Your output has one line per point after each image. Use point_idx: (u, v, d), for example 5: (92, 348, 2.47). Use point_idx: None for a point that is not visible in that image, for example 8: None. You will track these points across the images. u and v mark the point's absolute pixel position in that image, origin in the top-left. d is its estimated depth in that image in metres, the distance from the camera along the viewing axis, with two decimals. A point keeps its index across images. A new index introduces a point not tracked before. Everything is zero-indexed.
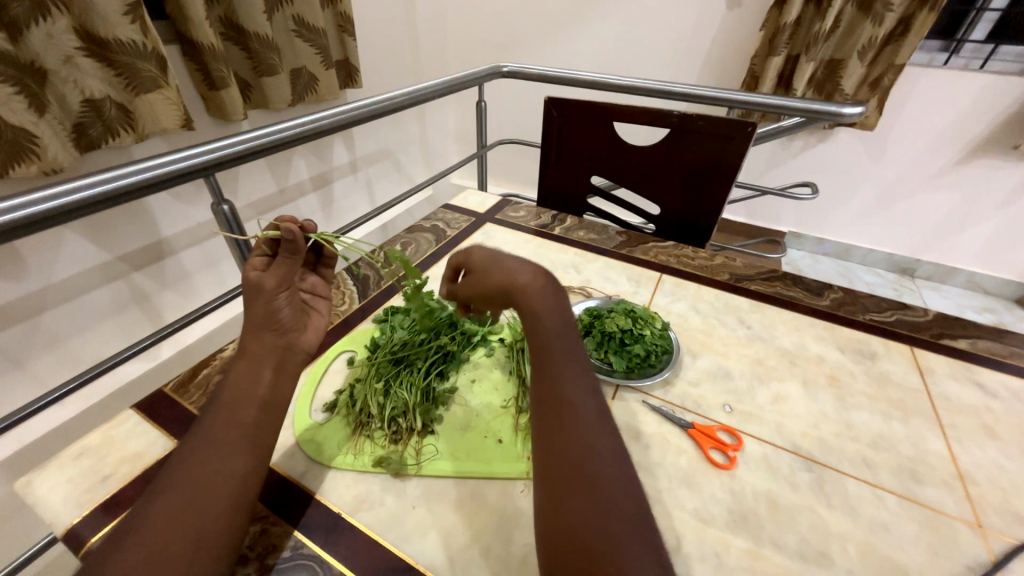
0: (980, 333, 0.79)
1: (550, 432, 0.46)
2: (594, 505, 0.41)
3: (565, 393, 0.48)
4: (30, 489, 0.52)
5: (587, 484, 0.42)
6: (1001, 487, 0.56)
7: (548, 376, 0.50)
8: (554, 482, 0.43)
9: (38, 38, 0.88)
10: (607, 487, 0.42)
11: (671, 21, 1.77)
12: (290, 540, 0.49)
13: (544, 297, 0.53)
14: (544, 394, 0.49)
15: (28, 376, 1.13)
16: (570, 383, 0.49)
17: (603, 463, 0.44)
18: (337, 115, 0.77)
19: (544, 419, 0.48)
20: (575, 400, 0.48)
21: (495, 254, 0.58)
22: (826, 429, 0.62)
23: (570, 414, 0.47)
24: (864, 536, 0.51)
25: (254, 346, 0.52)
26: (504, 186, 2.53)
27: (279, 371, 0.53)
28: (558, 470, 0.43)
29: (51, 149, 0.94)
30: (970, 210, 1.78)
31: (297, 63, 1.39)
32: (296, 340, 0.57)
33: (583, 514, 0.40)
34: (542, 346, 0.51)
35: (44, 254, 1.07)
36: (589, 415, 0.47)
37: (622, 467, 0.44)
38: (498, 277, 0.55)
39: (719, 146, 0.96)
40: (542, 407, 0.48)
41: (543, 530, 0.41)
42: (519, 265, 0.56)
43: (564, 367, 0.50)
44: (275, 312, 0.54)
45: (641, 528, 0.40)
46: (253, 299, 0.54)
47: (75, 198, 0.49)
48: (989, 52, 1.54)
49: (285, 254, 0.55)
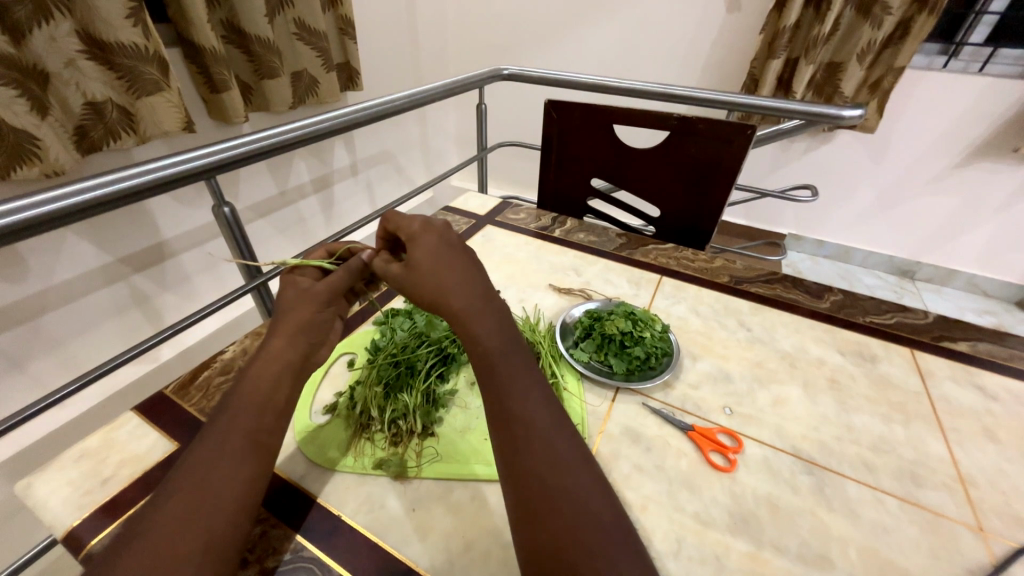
0: (981, 336, 0.79)
1: (539, 442, 0.44)
2: (575, 515, 0.40)
3: (529, 407, 0.46)
4: (30, 491, 0.52)
5: (565, 494, 0.41)
6: (1002, 491, 0.56)
7: (504, 390, 0.47)
8: (544, 492, 0.41)
9: (40, 42, 0.89)
10: (583, 496, 0.41)
11: (671, 24, 1.78)
12: (291, 544, 0.49)
13: (479, 313, 0.50)
14: (500, 407, 0.46)
15: (28, 377, 1.13)
16: (530, 397, 0.47)
17: (575, 473, 0.43)
18: (337, 119, 0.77)
19: (529, 426, 0.45)
20: (531, 413, 0.46)
21: (441, 247, 0.53)
22: (826, 432, 0.62)
23: (527, 431, 0.45)
24: (865, 541, 0.51)
25: (276, 345, 0.51)
26: (505, 189, 2.54)
27: (296, 383, 0.51)
28: (545, 481, 0.42)
29: (53, 151, 0.94)
30: (970, 214, 1.79)
31: (298, 66, 1.40)
32: (317, 352, 0.55)
33: (572, 519, 0.40)
34: (503, 361, 0.48)
35: (44, 257, 1.07)
36: (552, 426, 0.46)
37: (597, 475, 0.44)
38: (433, 284, 0.50)
39: (720, 148, 0.96)
40: (500, 420, 0.46)
41: (529, 536, 0.40)
42: (470, 282, 0.51)
43: (516, 382, 0.47)
44: (316, 322, 0.54)
45: (622, 536, 0.40)
46: (299, 304, 0.54)
47: (71, 203, 0.49)
48: (988, 55, 1.55)
49: (345, 270, 0.59)
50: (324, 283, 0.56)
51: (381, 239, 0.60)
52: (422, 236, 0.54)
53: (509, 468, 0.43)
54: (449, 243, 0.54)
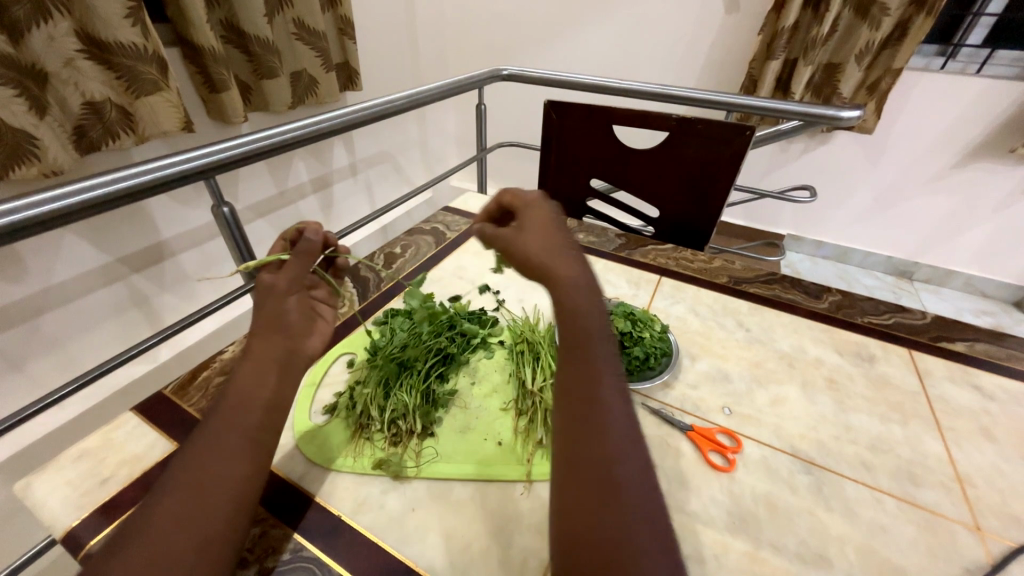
0: (979, 336, 0.79)
1: (592, 434, 0.39)
2: (615, 520, 0.36)
3: (595, 396, 0.41)
4: (29, 491, 0.52)
5: (609, 496, 0.37)
6: (1000, 490, 0.56)
7: (582, 371, 0.42)
8: (581, 487, 0.38)
9: (38, 41, 0.88)
10: (628, 498, 0.37)
11: (670, 24, 1.78)
12: (290, 543, 0.49)
13: (586, 287, 0.46)
14: (572, 390, 0.42)
15: (27, 377, 1.13)
16: (606, 386, 0.42)
17: (630, 472, 0.38)
18: (338, 118, 0.78)
19: (586, 414, 0.41)
20: (601, 401, 0.41)
21: (555, 220, 0.52)
22: (824, 431, 0.62)
23: (586, 421, 0.40)
24: (863, 538, 0.51)
25: (258, 345, 0.52)
26: (504, 189, 2.54)
27: (283, 376, 0.52)
28: (589, 476, 0.38)
29: (52, 151, 0.94)
30: (967, 214, 1.79)
31: (298, 67, 1.40)
32: (302, 345, 0.56)
33: (608, 524, 0.36)
34: (584, 341, 0.43)
35: (42, 256, 1.07)
36: (619, 418, 0.41)
37: (650, 478, 0.39)
38: (541, 249, 0.48)
39: (718, 149, 0.96)
40: (560, 406, 0.42)
41: (564, 533, 0.37)
42: (578, 255, 0.49)
43: (592, 366, 0.43)
44: (284, 313, 0.55)
45: (663, 547, 0.35)
46: (264, 298, 0.55)
47: (72, 202, 0.49)
48: (985, 56, 1.55)
49: (297, 255, 0.57)
50: (282, 273, 0.56)
51: (489, 212, 0.59)
52: (534, 209, 0.53)
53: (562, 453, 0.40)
54: (560, 218, 0.53)
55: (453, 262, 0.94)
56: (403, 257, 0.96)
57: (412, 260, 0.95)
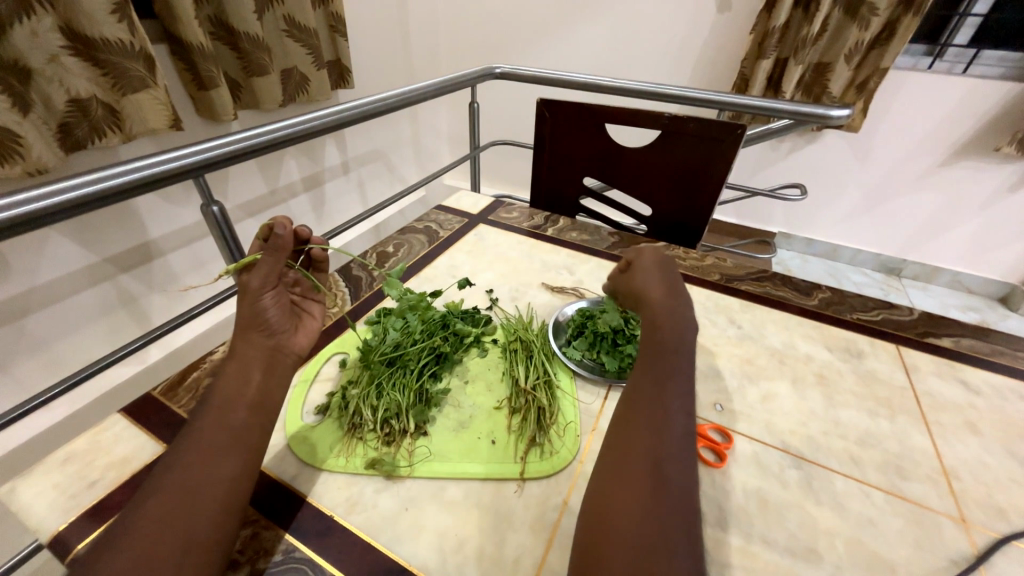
0: (964, 332, 0.81)
1: (648, 432, 0.46)
2: (649, 505, 0.41)
3: (657, 409, 0.47)
4: (14, 495, 0.51)
5: (653, 487, 0.42)
6: (985, 483, 0.57)
7: (660, 379, 0.49)
8: (622, 473, 0.43)
9: (21, 36, 0.86)
10: (667, 490, 0.42)
11: (663, 24, 1.79)
12: (281, 544, 0.49)
13: (675, 317, 0.54)
14: (643, 395, 0.49)
15: (12, 379, 1.11)
16: (674, 399, 0.48)
17: (677, 472, 0.43)
18: (331, 116, 0.77)
19: (648, 416, 0.47)
20: (663, 410, 0.47)
21: (664, 264, 0.62)
22: (814, 426, 0.63)
23: (645, 421, 0.46)
24: (851, 532, 0.52)
25: (241, 347, 0.51)
26: (497, 188, 2.54)
27: (269, 373, 0.51)
28: (632, 465, 0.44)
29: (36, 149, 0.93)
30: (953, 212, 1.82)
31: (288, 64, 1.38)
32: (285, 342, 0.55)
33: (643, 508, 0.40)
34: (669, 358, 0.51)
35: (27, 256, 1.05)
36: (677, 426, 0.46)
37: (692, 481, 0.43)
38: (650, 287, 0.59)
39: (710, 148, 0.97)
40: (621, 414, 0.49)
41: (600, 508, 0.42)
42: (677, 296, 0.57)
43: (666, 380, 0.49)
44: (261, 311, 0.53)
45: (687, 536, 0.40)
46: (241, 299, 0.53)
47: (59, 201, 0.48)
48: (972, 56, 1.58)
49: (270, 251, 0.53)
50: (255, 271, 0.53)
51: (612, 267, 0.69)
52: (644, 259, 0.63)
53: (618, 442, 0.47)
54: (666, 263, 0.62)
55: (447, 260, 0.94)
56: (396, 255, 0.96)
57: (405, 259, 0.94)
